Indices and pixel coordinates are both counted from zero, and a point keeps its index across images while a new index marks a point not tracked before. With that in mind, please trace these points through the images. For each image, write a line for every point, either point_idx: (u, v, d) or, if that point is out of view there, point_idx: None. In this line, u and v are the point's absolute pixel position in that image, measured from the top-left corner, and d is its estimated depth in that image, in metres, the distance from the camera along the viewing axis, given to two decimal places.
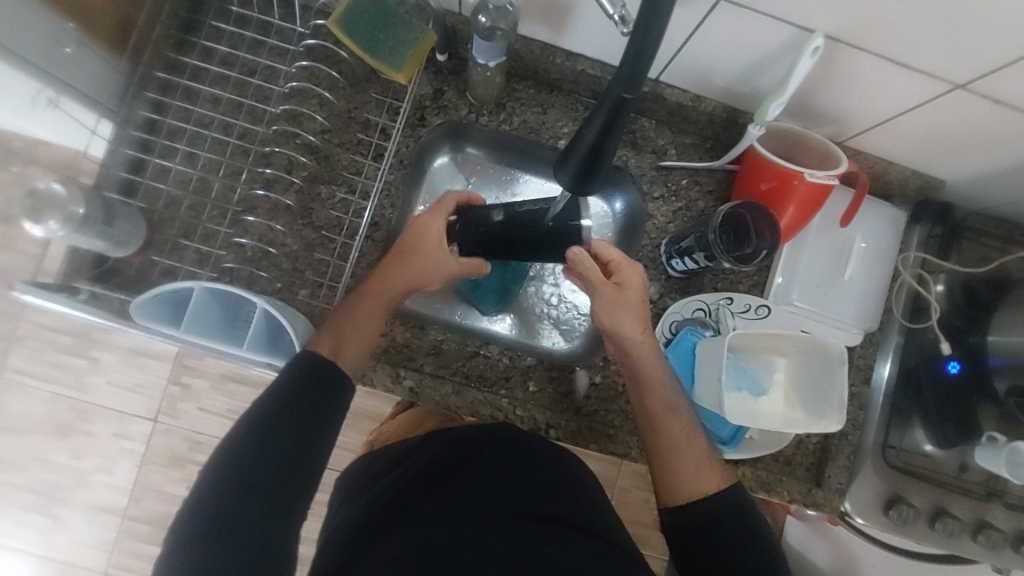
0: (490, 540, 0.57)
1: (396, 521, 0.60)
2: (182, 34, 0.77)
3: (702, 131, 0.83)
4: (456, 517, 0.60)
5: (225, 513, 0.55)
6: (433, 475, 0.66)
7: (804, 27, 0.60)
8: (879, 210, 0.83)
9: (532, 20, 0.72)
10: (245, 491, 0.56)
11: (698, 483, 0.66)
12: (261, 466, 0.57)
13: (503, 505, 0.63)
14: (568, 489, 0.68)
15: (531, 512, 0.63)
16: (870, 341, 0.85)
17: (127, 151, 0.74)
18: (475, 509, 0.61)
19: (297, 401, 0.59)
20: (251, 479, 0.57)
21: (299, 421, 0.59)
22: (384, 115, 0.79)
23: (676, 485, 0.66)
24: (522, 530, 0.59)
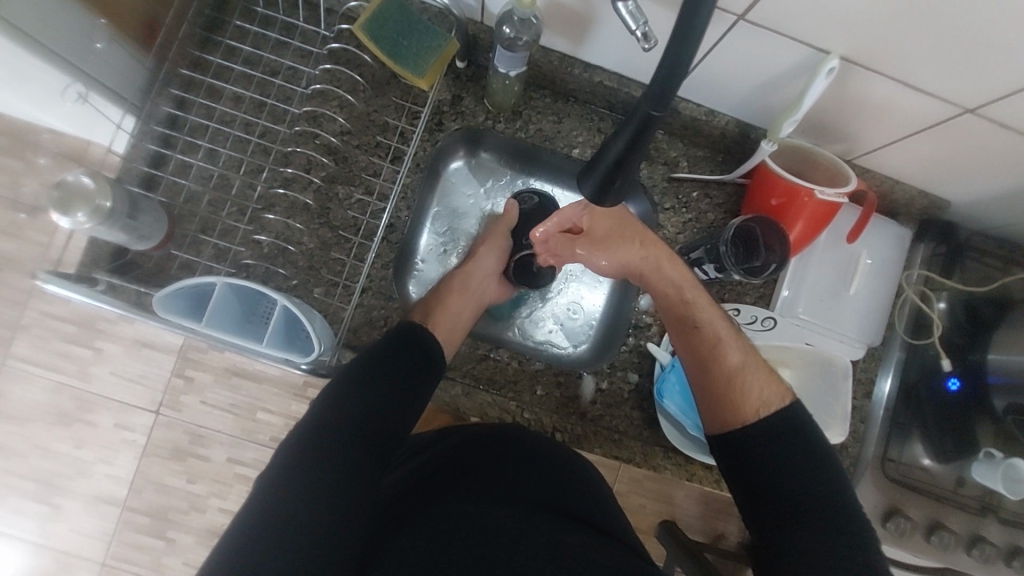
0: (527, 533, 0.59)
1: (425, 505, 0.60)
2: (208, 32, 0.78)
3: (714, 145, 0.85)
4: (488, 502, 0.62)
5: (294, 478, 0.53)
6: (470, 465, 0.67)
7: (819, 48, 0.62)
8: (885, 227, 0.85)
9: (553, 31, 0.73)
10: (330, 463, 0.55)
11: (749, 395, 0.64)
12: (332, 428, 0.57)
13: (544, 503, 0.65)
14: (598, 499, 0.71)
15: (564, 511, 0.66)
16: (873, 356, 0.87)
17: (149, 146, 0.75)
18: (504, 498, 0.63)
19: (392, 370, 0.62)
20: (340, 452, 0.56)
21: (402, 398, 0.61)
22: (404, 119, 0.80)
23: (732, 399, 0.64)
24: (559, 524, 0.62)
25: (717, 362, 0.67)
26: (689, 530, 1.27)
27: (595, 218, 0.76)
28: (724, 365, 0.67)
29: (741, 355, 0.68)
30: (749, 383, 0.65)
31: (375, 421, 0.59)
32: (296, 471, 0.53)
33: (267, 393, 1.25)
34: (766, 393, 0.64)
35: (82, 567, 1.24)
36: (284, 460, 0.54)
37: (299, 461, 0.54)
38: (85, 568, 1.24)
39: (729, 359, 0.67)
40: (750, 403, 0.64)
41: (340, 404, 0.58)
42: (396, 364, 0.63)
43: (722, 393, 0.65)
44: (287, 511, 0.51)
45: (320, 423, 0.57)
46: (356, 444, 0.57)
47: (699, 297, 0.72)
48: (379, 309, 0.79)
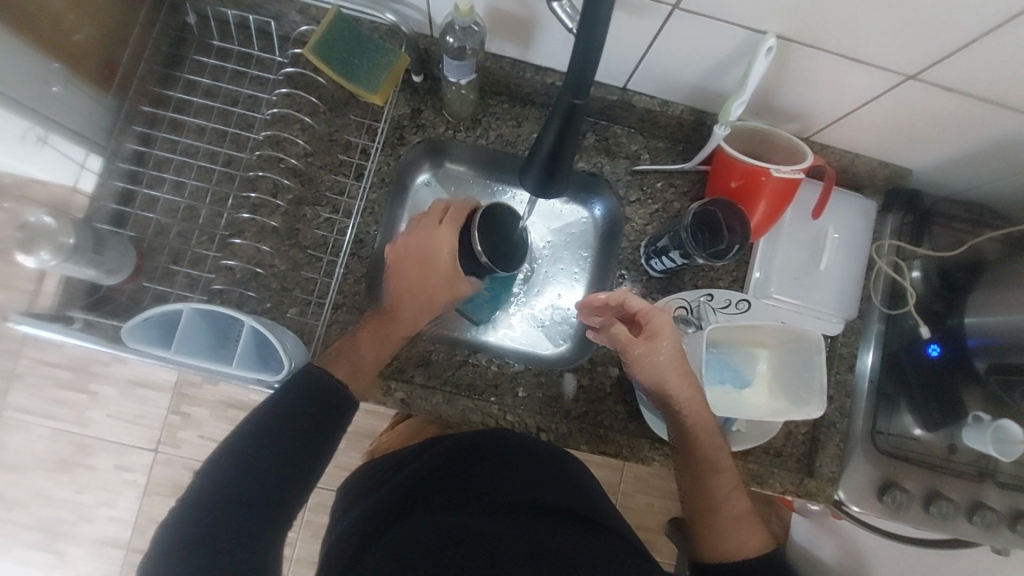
0: (492, 533, 0.58)
1: (402, 519, 0.61)
2: (167, 69, 0.80)
3: (674, 135, 0.86)
4: (471, 512, 0.61)
5: (207, 503, 0.57)
6: (438, 478, 0.67)
7: (756, 30, 0.63)
8: (850, 201, 0.86)
9: (499, 37, 0.75)
10: (228, 510, 0.57)
11: (745, 540, 0.65)
12: (246, 457, 0.59)
13: (512, 503, 0.64)
14: (576, 490, 0.70)
15: (548, 509, 0.65)
16: (851, 330, 0.88)
17: (117, 183, 0.76)
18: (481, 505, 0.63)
19: (286, 418, 0.61)
20: (247, 487, 0.58)
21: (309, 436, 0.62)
22: (364, 136, 0.82)
23: (721, 537, 0.66)
24: (538, 523, 0.61)
25: (725, 504, 0.68)
26: None
27: (656, 325, 0.69)
28: (730, 508, 0.68)
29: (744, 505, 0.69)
30: (742, 530, 0.66)
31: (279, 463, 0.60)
32: (211, 495, 0.57)
33: None
34: (756, 540, 0.66)
35: None
36: (205, 483, 0.58)
37: (204, 501, 0.57)
38: None
39: (733, 505, 0.68)
40: (751, 549, 0.65)
41: (258, 429, 0.60)
42: (304, 401, 0.62)
43: (718, 527, 0.67)
44: (197, 537, 0.55)
45: (228, 459, 0.59)
46: (263, 479, 0.59)
47: (715, 442, 0.71)
48: (356, 324, 0.79)
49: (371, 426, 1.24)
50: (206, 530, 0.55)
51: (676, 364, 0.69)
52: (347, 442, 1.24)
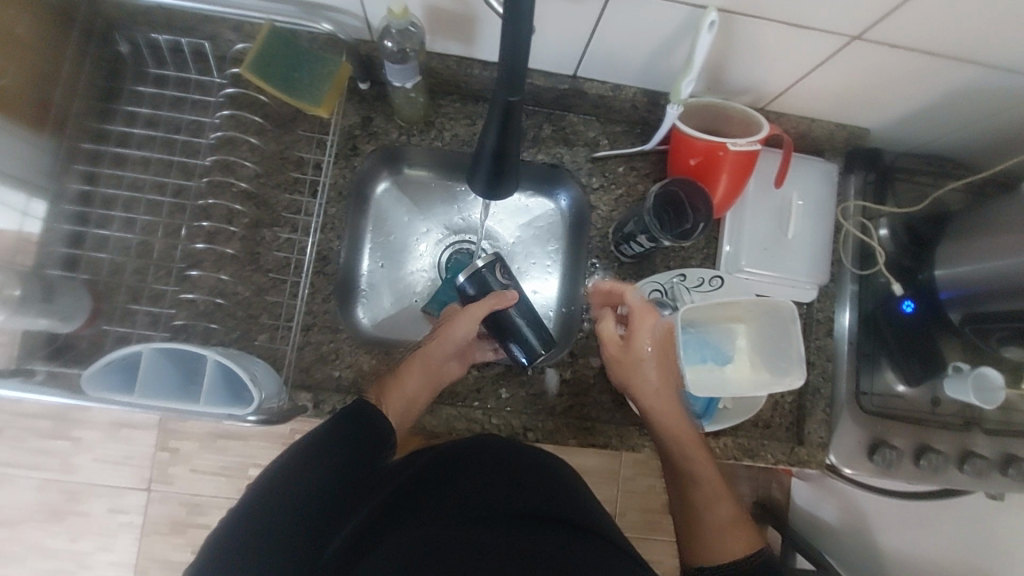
0: (486, 546, 0.57)
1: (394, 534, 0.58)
2: (104, 102, 0.78)
3: (630, 118, 0.85)
4: (469, 526, 0.59)
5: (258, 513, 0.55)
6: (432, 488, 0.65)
7: (695, 5, 0.62)
8: (811, 166, 0.86)
9: (441, 36, 0.73)
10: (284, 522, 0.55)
11: (730, 541, 0.66)
12: (302, 473, 0.58)
13: (506, 511, 0.63)
14: (571, 492, 0.68)
15: (548, 517, 0.62)
16: (826, 295, 0.88)
17: (64, 226, 0.74)
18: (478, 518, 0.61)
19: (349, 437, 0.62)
20: (304, 495, 0.57)
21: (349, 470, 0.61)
22: (316, 151, 0.80)
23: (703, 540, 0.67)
24: (538, 533, 0.59)
25: (704, 513, 0.69)
26: None
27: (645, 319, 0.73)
28: (712, 513, 0.68)
29: (730, 508, 0.69)
30: (726, 532, 0.66)
31: (320, 495, 0.58)
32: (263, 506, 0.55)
33: (256, 448, 1.23)
34: (741, 541, 0.66)
35: None
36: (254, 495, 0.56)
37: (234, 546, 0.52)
38: None
39: (719, 514, 0.68)
40: (736, 551, 0.65)
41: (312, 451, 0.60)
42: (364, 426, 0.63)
43: (699, 539, 0.67)
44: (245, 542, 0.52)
45: (264, 488, 0.57)
46: (318, 493, 0.58)
47: (694, 445, 0.72)
48: (328, 343, 0.78)
49: None
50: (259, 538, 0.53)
51: (661, 354, 0.73)
52: None
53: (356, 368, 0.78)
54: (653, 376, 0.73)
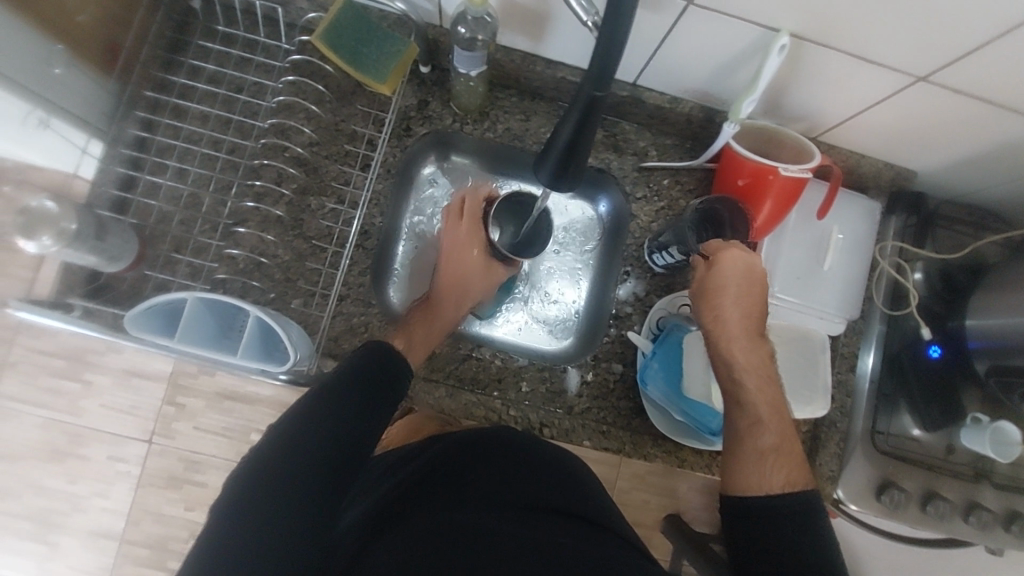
0: (502, 530, 0.57)
1: (405, 517, 0.57)
2: (171, 54, 0.79)
3: (681, 132, 0.86)
4: (481, 510, 0.59)
5: (266, 477, 0.54)
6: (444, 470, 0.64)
7: (769, 27, 0.63)
8: (855, 202, 0.86)
9: (510, 29, 0.74)
10: (293, 489, 0.54)
11: (768, 475, 0.61)
12: (310, 434, 0.57)
13: (515, 500, 0.62)
14: (582, 489, 0.69)
15: (559, 510, 0.63)
16: (852, 331, 0.88)
17: (118, 169, 0.75)
18: (493, 501, 0.61)
19: (359, 396, 0.61)
20: (310, 456, 0.56)
21: (358, 424, 0.60)
22: (371, 127, 0.81)
23: (739, 471, 0.62)
24: (550, 524, 0.60)
25: (751, 441, 0.64)
26: (696, 523, 1.25)
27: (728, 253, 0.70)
28: (755, 442, 0.64)
29: (776, 434, 0.65)
30: (766, 464, 0.62)
31: (332, 455, 0.57)
32: (272, 466, 0.55)
33: (262, 414, 1.24)
34: (780, 477, 0.61)
35: None
36: (266, 453, 0.56)
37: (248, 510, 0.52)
38: None
39: (765, 443, 0.64)
40: (776, 484, 0.60)
41: (324, 411, 0.58)
42: (374, 387, 0.62)
43: (742, 461, 0.63)
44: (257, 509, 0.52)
45: (274, 447, 0.56)
46: (326, 456, 0.57)
47: (758, 376, 0.68)
48: (359, 316, 0.80)
49: None
50: (269, 502, 0.53)
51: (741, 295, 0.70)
52: None
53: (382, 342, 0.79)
54: (732, 312, 0.70)
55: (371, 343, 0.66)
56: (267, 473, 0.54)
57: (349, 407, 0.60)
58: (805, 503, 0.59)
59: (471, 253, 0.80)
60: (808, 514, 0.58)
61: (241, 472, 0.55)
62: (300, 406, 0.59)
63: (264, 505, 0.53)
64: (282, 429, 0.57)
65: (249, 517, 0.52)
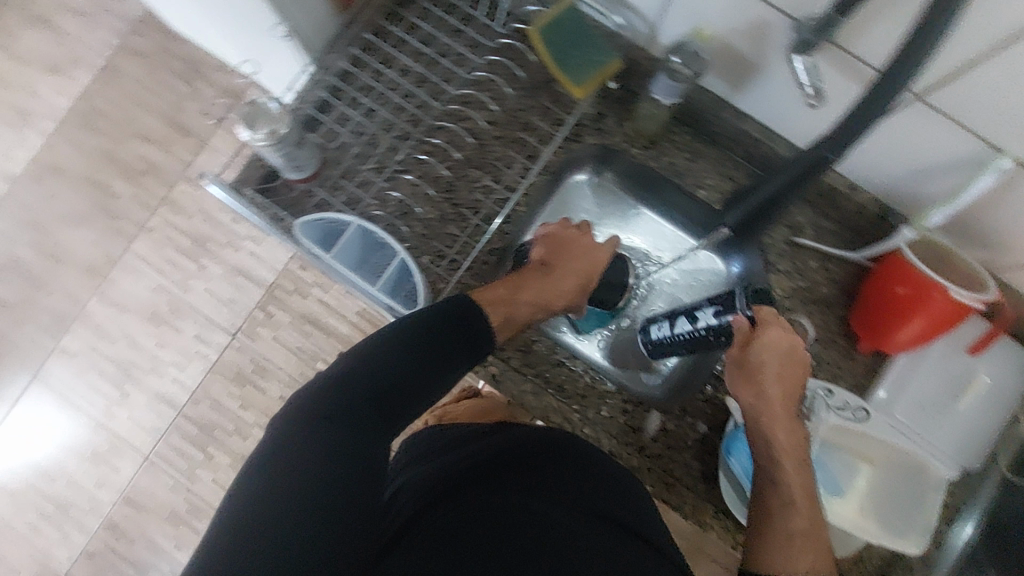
0: (544, 517, 0.56)
1: (456, 491, 0.57)
2: (396, 6, 0.86)
3: (847, 221, 0.82)
4: (527, 495, 0.58)
5: (325, 404, 0.56)
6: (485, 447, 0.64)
7: (994, 146, 0.60)
8: (1014, 352, 0.79)
9: (716, 73, 0.75)
10: (344, 419, 0.56)
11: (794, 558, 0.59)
12: (370, 371, 0.60)
13: (561, 494, 0.60)
14: (641, 505, 0.65)
15: (612, 517, 0.60)
16: (964, 483, 0.81)
17: (320, 93, 0.82)
18: (543, 492, 0.59)
19: (420, 345, 0.63)
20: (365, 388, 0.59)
21: (436, 366, 0.63)
22: (547, 123, 0.85)
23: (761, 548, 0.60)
24: (596, 528, 0.57)
25: (781, 521, 0.62)
26: None
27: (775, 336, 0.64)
28: (783, 523, 0.62)
29: (806, 520, 0.62)
30: (791, 550, 0.59)
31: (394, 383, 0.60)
32: (333, 393, 0.57)
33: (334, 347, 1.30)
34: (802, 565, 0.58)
35: (127, 456, 1.29)
36: (331, 381, 0.58)
37: (310, 417, 0.55)
38: (130, 458, 1.29)
39: (796, 527, 0.61)
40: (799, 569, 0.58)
41: (388, 351, 0.62)
42: (439, 338, 0.64)
43: (767, 541, 0.60)
44: (313, 430, 0.54)
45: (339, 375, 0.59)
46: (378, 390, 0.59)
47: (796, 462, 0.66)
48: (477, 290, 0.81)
49: None
50: (326, 425, 0.55)
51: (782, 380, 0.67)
52: None
53: None
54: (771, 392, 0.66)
55: (455, 295, 0.68)
56: (347, 387, 0.59)
57: (411, 349, 0.62)
58: None
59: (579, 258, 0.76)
60: None
61: (303, 396, 0.57)
62: (367, 342, 0.62)
63: (319, 428, 0.54)
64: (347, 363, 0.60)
65: (303, 439, 0.53)
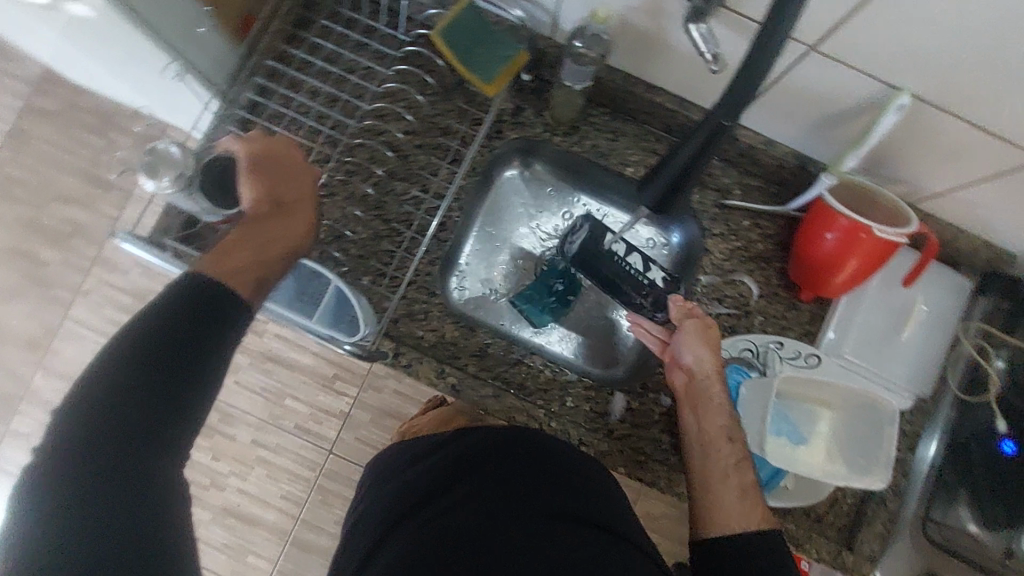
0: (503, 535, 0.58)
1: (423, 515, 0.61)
2: (295, 29, 0.83)
3: (770, 176, 0.85)
4: (482, 513, 0.60)
5: (107, 410, 0.51)
6: (456, 469, 0.67)
7: (891, 85, 0.62)
8: (945, 275, 0.83)
9: (622, 51, 0.75)
10: (99, 423, 0.51)
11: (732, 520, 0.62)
12: (104, 371, 0.53)
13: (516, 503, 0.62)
14: (602, 493, 0.67)
15: (568, 513, 0.62)
16: (920, 410, 0.85)
17: (230, 128, 0.79)
18: (500, 503, 0.62)
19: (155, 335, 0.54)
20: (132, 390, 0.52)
21: (181, 345, 0.55)
22: (465, 124, 0.84)
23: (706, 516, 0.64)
24: (551, 530, 0.59)
25: (718, 489, 0.65)
26: None
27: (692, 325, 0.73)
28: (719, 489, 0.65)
29: (740, 481, 0.65)
30: (726, 507, 0.63)
31: (126, 381, 0.53)
32: (120, 397, 0.52)
33: None
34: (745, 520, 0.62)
35: None
36: (105, 384, 0.52)
37: (88, 426, 0.51)
38: None
39: (731, 488, 0.65)
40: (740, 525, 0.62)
41: (125, 347, 0.54)
42: (164, 319, 0.55)
43: (712, 505, 0.64)
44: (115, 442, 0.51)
45: (104, 381, 0.52)
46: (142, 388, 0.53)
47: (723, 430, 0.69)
48: (422, 303, 0.83)
49: None
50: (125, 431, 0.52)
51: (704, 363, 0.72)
52: None
53: (440, 334, 0.83)
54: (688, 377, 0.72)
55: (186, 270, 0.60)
56: (81, 421, 0.51)
57: (156, 342, 0.54)
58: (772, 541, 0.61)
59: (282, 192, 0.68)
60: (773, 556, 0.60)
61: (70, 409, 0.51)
62: (130, 334, 0.54)
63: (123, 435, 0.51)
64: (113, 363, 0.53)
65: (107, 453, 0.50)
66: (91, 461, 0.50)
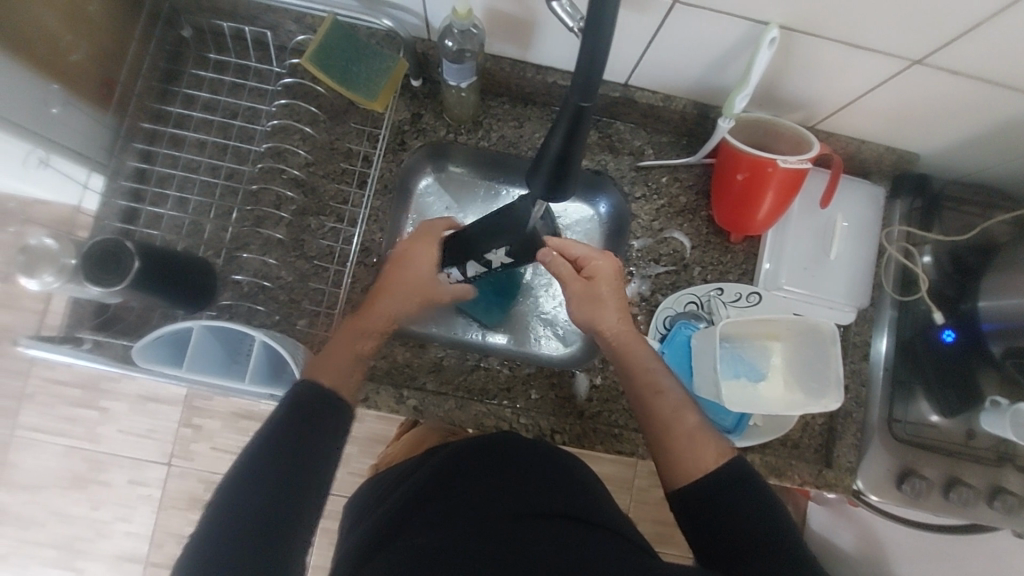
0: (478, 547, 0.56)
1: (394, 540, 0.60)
2: (165, 84, 0.80)
3: (676, 129, 0.86)
4: (454, 530, 0.59)
5: (268, 485, 0.56)
6: (432, 490, 0.66)
7: (756, 21, 0.62)
8: (857, 188, 0.86)
9: (498, 39, 0.75)
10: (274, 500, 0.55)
11: (697, 458, 0.62)
12: (274, 451, 0.57)
13: (490, 514, 0.61)
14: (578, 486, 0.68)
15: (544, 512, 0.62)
16: (864, 318, 0.86)
17: (120, 202, 0.76)
18: (473, 517, 0.61)
19: (303, 420, 0.59)
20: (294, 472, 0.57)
21: (319, 427, 0.59)
22: (366, 143, 0.81)
23: (675, 464, 0.63)
24: (526, 530, 0.59)
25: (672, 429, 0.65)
26: None
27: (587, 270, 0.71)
28: (676, 426, 0.66)
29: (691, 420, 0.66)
30: (686, 446, 0.64)
31: (292, 460, 0.57)
32: (268, 479, 0.56)
33: None
34: (708, 456, 0.62)
35: None
36: (261, 460, 0.57)
37: (256, 501, 0.55)
38: None
39: (682, 423, 0.66)
40: (706, 463, 0.62)
41: (274, 433, 0.58)
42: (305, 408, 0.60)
43: (675, 452, 0.64)
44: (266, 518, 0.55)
45: (258, 456, 0.57)
46: (291, 463, 0.57)
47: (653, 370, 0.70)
48: None
49: (383, 432, 1.26)
50: (273, 510, 0.56)
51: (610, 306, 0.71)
52: (360, 448, 1.26)
53: (391, 359, 0.82)
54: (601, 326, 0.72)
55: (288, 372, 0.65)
56: (239, 500, 0.56)
57: (298, 426, 0.59)
58: (736, 469, 0.61)
59: (421, 271, 0.73)
60: (745, 484, 0.60)
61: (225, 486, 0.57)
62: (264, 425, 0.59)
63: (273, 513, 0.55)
64: (265, 436, 0.58)
65: (252, 530, 0.54)
66: (213, 547, 0.54)
